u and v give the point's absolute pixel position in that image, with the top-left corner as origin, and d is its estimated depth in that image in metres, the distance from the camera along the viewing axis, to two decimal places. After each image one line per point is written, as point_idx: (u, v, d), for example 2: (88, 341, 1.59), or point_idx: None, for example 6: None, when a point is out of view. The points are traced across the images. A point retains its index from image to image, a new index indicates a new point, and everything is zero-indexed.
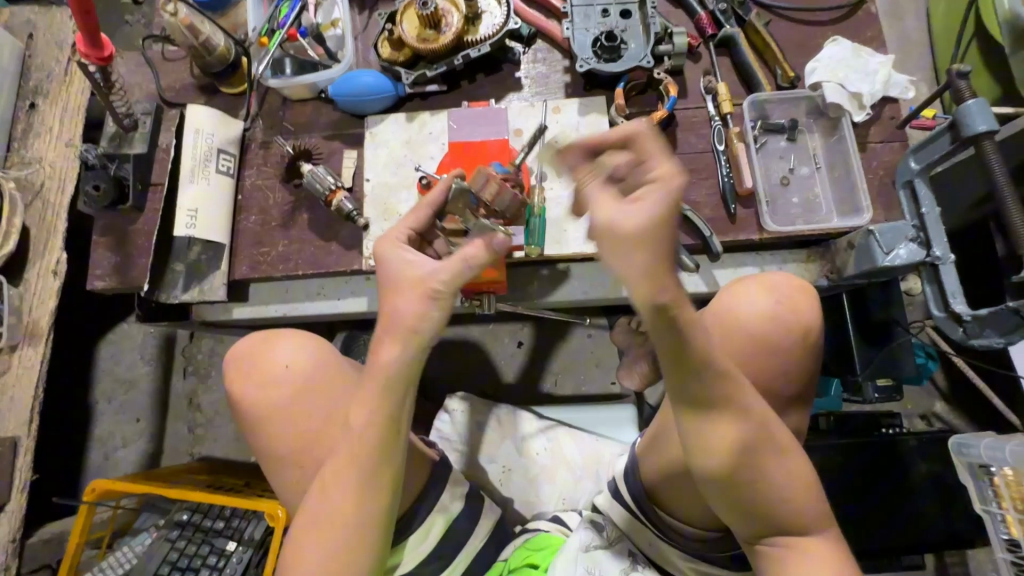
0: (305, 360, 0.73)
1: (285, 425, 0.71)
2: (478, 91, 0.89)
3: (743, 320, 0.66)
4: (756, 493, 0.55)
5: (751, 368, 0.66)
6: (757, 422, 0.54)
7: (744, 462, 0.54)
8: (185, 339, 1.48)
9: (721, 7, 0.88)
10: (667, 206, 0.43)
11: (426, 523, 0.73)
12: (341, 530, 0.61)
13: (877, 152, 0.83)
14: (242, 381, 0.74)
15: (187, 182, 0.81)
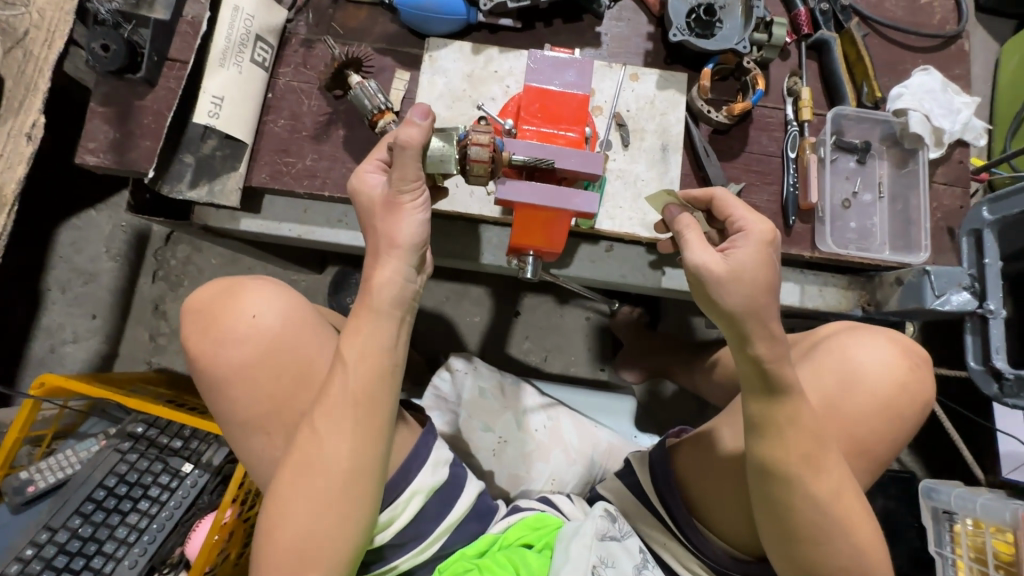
0: (268, 321, 0.64)
1: (247, 388, 0.63)
2: (554, 38, 0.82)
3: (864, 378, 0.64)
4: (813, 551, 0.58)
5: (875, 434, 0.64)
6: (831, 488, 0.57)
7: (815, 526, 0.57)
8: (159, 240, 1.36)
9: (822, 7, 0.83)
10: (766, 263, 0.56)
11: (404, 499, 0.69)
12: (326, 477, 0.56)
13: (939, 194, 0.81)
14: (199, 337, 0.64)
15: (216, 65, 0.71)
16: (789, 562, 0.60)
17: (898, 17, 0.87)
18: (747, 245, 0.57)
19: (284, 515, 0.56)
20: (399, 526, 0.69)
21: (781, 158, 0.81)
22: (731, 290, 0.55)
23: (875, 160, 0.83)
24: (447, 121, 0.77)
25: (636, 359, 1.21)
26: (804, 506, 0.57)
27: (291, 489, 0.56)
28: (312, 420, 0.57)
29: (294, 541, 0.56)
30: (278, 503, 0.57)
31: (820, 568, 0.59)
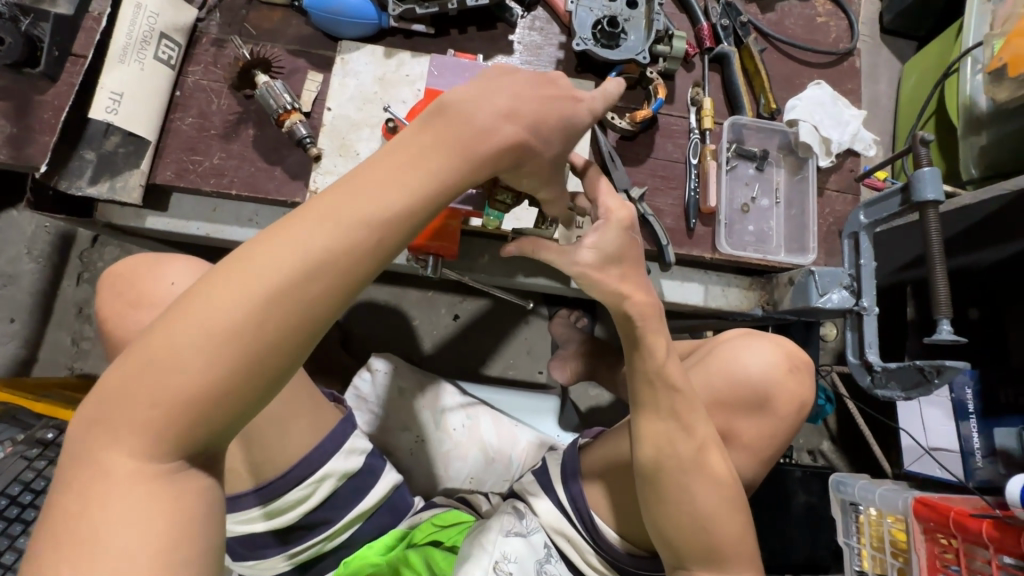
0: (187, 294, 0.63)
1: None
2: (467, 45, 0.84)
3: (743, 380, 0.64)
4: (683, 520, 0.59)
5: (759, 423, 0.65)
6: (693, 445, 0.59)
7: (676, 482, 0.59)
8: (86, 242, 1.32)
9: (723, 23, 0.88)
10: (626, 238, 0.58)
11: (316, 478, 0.69)
12: (194, 360, 0.36)
13: (832, 200, 0.86)
14: (119, 303, 0.64)
15: (115, 61, 0.70)
16: (660, 529, 0.60)
17: (796, 34, 0.92)
18: (608, 230, 0.57)
19: (108, 449, 0.37)
20: (311, 507, 0.70)
21: (685, 164, 0.85)
22: (607, 279, 0.58)
23: (773, 168, 0.88)
24: (357, 123, 0.78)
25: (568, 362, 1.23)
26: (667, 474, 0.59)
27: (127, 418, 0.37)
28: (198, 349, 0.36)
29: (109, 499, 0.36)
30: (107, 429, 0.37)
31: (687, 535, 0.59)
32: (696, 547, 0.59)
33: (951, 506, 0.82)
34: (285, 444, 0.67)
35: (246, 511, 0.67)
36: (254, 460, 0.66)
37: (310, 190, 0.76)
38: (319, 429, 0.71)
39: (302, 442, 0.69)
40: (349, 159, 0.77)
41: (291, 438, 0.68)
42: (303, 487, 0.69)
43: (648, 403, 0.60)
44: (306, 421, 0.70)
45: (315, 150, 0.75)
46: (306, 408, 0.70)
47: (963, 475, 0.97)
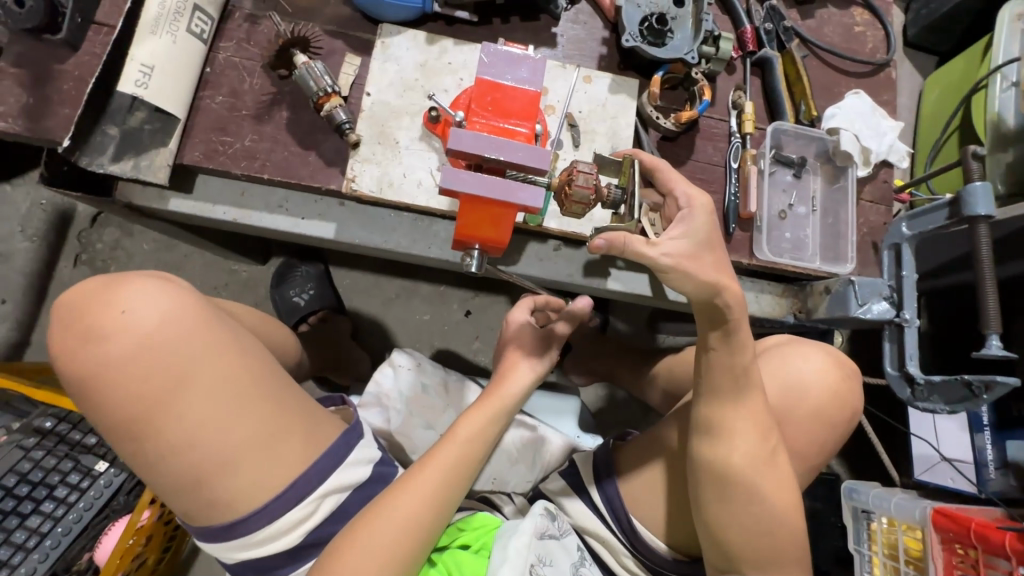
0: (146, 319, 0.59)
1: (116, 388, 0.58)
2: (509, 35, 0.82)
3: (798, 384, 0.63)
4: (750, 523, 0.58)
5: (819, 435, 0.64)
6: (762, 446, 0.59)
7: (743, 483, 0.58)
8: (84, 222, 1.27)
9: (767, 27, 0.87)
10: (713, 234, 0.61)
11: (314, 498, 0.65)
12: (469, 444, 0.68)
13: (866, 211, 0.86)
14: (69, 340, 0.59)
15: (146, 32, 0.66)
16: (718, 529, 0.59)
17: (836, 42, 0.92)
18: (698, 216, 0.60)
19: (390, 530, 0.60)
20: (316, 522, 0.65)
21: (725, 168, 0.84)
22: (702, 268, 0.58)
23: (810, 176, 0.87)
24: (398, 111, 0.75)
25: (584, 362, 1.22)
26: (733, 474, 0.58)
27: (415, 492, 0.63)
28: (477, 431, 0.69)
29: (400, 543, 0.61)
30: (396, 508, 0.62)
31: (745, 537, 0.58)
32: (757, 549, 0.58)
33: (972, 518, 0.83)
34: (276, 464, 0.63)
35: (245, 536, 0.62)
36: (257, 476, 0.62)
37: (347, 178, 0.73)
38: (308, 447, 0.66)
39: (291, 463, 0.64)
40: (388, 147, 0.74)
41: (280, 458, 0.63)
42: (302, 508, 0.64)
43: (726, 401, 0.59)
44: (295, 437, 0.65)
45: (353, 136, 0.72)
46: (295, 422, 0.65)
47: (977, 486, 0.99)
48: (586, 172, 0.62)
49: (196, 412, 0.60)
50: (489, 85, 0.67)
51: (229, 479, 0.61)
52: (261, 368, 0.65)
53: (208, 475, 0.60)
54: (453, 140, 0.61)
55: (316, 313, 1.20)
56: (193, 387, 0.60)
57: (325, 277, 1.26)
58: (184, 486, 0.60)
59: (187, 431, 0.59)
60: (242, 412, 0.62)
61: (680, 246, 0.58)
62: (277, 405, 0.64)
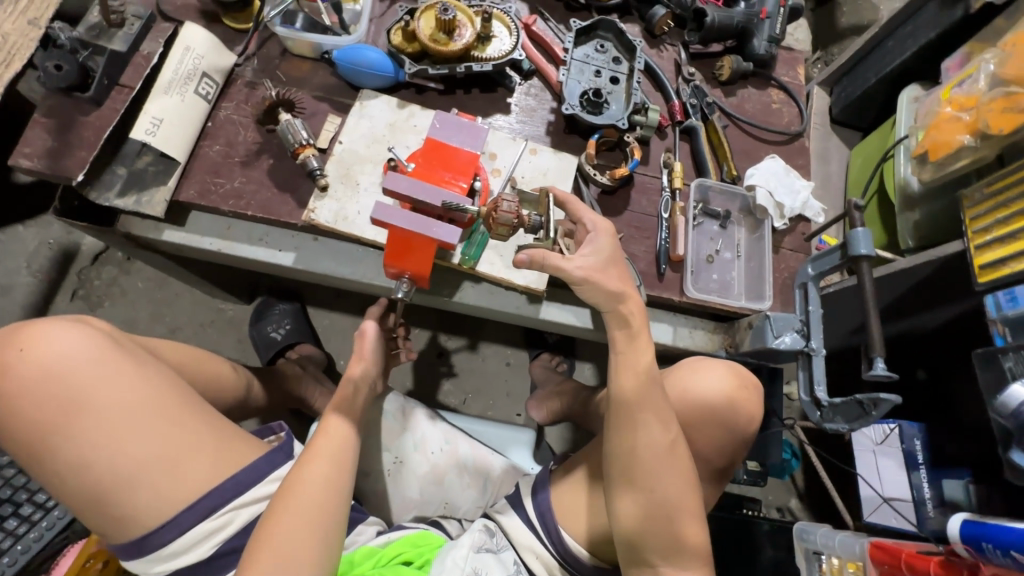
0: (45, 345, 0.59)
1: (17, 415, 0.58)
2: (470, 103, 0.96)
3: (701, 388, 0.72)
4: (656, 509, 0.65)
5: (724, 439, 0.73)
6: (667, 438, 0.66)
7: (647, 470, 0.65)
8: (87, 260, 1.38)
9: (692, 102, 1.02)
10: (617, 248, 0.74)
11: (233, 507, 0.63)
12: (330, 431, 0.69)
13: (786, 257, 0.97)
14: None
15: (161, 91, 0.79)
16: (626, 519, 0.65)
17: (754, 116, 1.07)
18: (603, 238, 0.74)
19: (288, 518, 0.61)
20: (232, 530, 0.63)
21: (657, 218, 0.95)
22: (609, 279, 0.71)
23: (735, 227, 0.99)
24: (363, 159, 0.87)
25: (545, 402, 1.28)
26: (637, 463, 0.66)
27: (306, 484, 0.63)
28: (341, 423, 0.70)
29: (300, 530, 0.61)
30: (290, 500, 0.62)
31: (653, 526, 0.65)
32: (659, 536, 0.65)
33: (903, 548, 0.86)
34: (180, 482, 0.61)
35: (158, 550, 0.60)
36: (166, 489, 0.60)
37: (307, 210, 0.84)
38: (221, 469, 0.63)
39: (198, 480, 0.62)
40: (349, 186, 0.85)
41: (185, 476, 0.61)
42: (213, 518, 0.62)
43: (632, 399, 0.68)
44: (204, 455, 0.63)
45: (321, 181, 0.84)
46: (201, 440, 0.63)
47: (917, 524, 1.03)
48: (509, 203, 0.73)
49: (92, 436, 0.58)
50: (432, 143, 0.79)
51: (131, 497, 0.59)
52: (168, 389, 0.63)
53: (109, 496, 0.59)
54: (390, 181, 0.71)
55: (293, 347, 1.27)
56: (88, 412, 0.58)
57: (301, 314, 1.36)
58: (89, 502, 0.59)
59: (83, 453, 0.58)
60: (143, 434, 0.60)
61: (590, 261, 0.71)
62: (189, 422, 0.63)
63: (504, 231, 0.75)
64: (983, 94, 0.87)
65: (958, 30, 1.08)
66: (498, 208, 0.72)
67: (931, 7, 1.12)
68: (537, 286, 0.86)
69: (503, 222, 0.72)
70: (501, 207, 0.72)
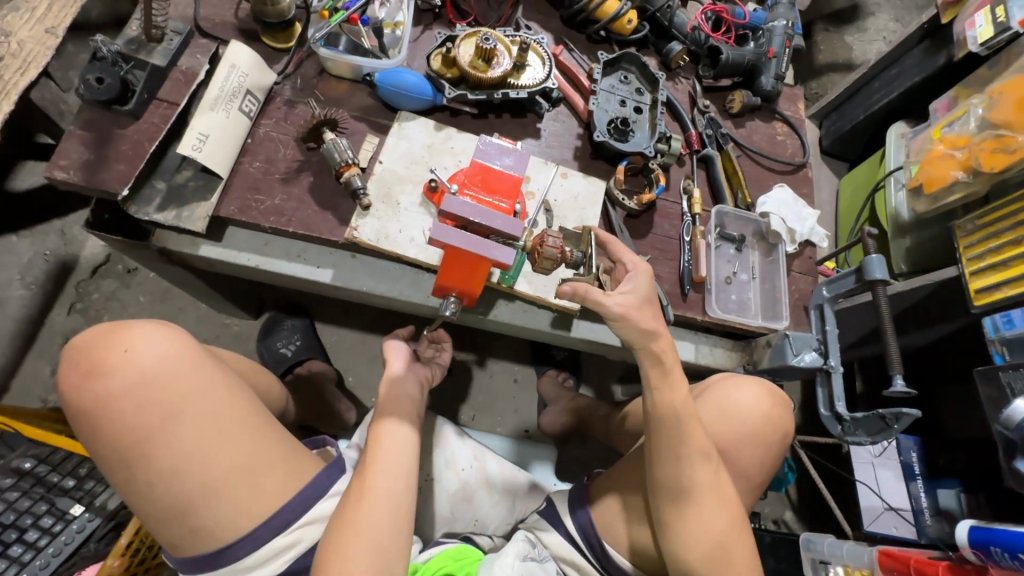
0: (146, 356, 0.65)
1: (114, 420, 0.63)
2: (502, 127, 1.00)
3: (734, 409, 0.77)
4: (703, 532, 0.68)
5: (758, 455, 0.77)
6: (708, 467, 0.69)
7: (692, 496, 0.69)
8: (85, 272, 1.33)
9: (708, 133, 1.09)
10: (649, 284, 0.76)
11: (304, 522, 0.69)
12: (390, 445, 0.72)
13: (797, 280, 1.04)
14: (75, 377, 0.65)
15: (207, 108, 0.80)
16: (675, 543, 0.69)
17: (762, 147, 1.15)
18: (639, 277, 0.75)
19: (368, 532, 0.64)
20: (300, 550, 0.68)
21: (680, 241, 1.00)
22: (643, 317, 0.72)
23: (750, 250, 1.05)
24: (403, 179, 0.89)
25: (557, 418, 1.30)
26: (683, 494, 0.69)
27: (378, 499, 0.67)
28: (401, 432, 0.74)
29: (380, 539, 0.65)
30: (367, 516, 0.65)
31: (702, 548, 0.68)
32: (707, 561, 0.68)
33: (911, 556, 0.91)
34: (257, 496, 0.67)
35: (231, 563, 0.66)
36: (233, 509, 0.65)
37: (350, 229, 0.85)
38: (290, 483, 0.70)
39: (272, 494, 0.68)
40: (390, 207, 0.87)
41: (263, 490, 0.67)
42: (285, 535, 0.67)
43: (673, 435, 0.69)
44: (278, 470, 0.69)
45: (365, 200, 0.85)
46: (276, 456, 0.70)
47: (917, 531, 1.08)
48: (554, 239, 0.76)
49: (185, 444, 0.64)
50: (478, 168, 0.81)
51: (214, 507, 0.65)
52: (248, 405, 0.70)
53: (193, 506, 0.64)
54: (446, 204, 0.73)
55: (304, 362, 1.26)
56: (183, 421, 0.65)
57: (311, 330, 1.34)
58: (173, 512, 0.64)
59: (175, 461, 0.64)
60: (229, 446, 0.66)
61: (628, 299, 0.72)
62: (267, 437, 0.70)
63: (547, 264, 0.77)
64: (974, 135, 0.96)
65: (941, 75, 1.18)
66: (544, 243, 0.76)
67: (916, 53, 1.22)
68: (569, 308, 0.90)
69: (547, 256, 0.76)
70: (547, 243, 0.75)
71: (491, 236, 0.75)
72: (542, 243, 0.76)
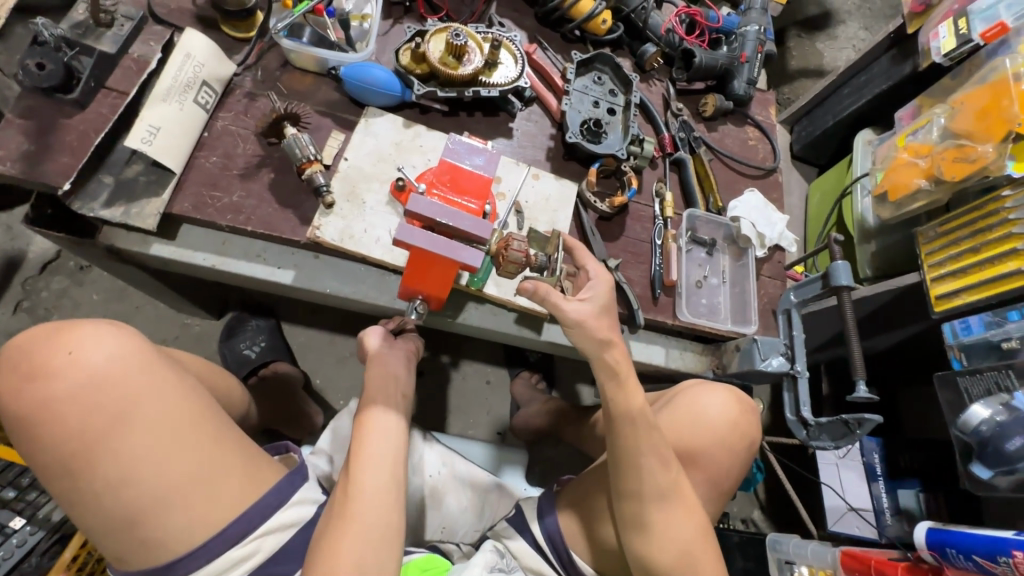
0: (93, 358, 0.61)
1: (56, 425, 0.59)
2: (473, 126, 0.98)
3: (704, 416, 0.76)
4: (671, 544, 0.68)
5: (728, 460, 0.77)
6: (671, 478, 0.69)
7: (659, 508, 0.68)
8: (34, 269, 1.26)
9: (681, 136, 1.08)
10: (608, 291, 0.75)
11: (257, 535, 0.65)
12: (382, 435, 0.69)
13: (766, 284, 1.05)
14: (14, 379, 0.61)
15: (159, 99, 0.76)
16: (642, 557, 0.68)
17: (734, 151, 1.15)
18: (598, 284, 0.74)
19: (363, 527, 0.61)
20: (258, 561, 0.66)
21: (651, 244, 1.00)
22: (599, 326, 0.71)
23: (720, 254, 1.05)
24: (369, 179, 0.86)
25: (529, 420, 1.29)
26: (648, 504, 0.68)
27: (372, 492, 0.64)
28: (394, 422, 0.71)
29: (377, 532, 0.62)
30: (362, 510, 0.62)
31: (669, 563, 0.68)
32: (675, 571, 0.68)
33: (871, 556, 0.93)
34: (211, 504, 0.63)
35: None
36: (184, 522, 0.62)
37: (312, 231, 0.82)
38: (248, 492, 0.66)
39: (228, 504, 0.64)
40: (355, 205, 0.84)
41: (218, 499, 0.64)
42: (241, 546, 0.64)
43: (636, 449, 0.68)
44: (236, 478, 0.66)
45: (328, 199, 0.82)
46: (232, 462, 0.66)
47: (878, 532, 1.10)
48: (520, 243, 0.75)
49: (135, 451, 0.60)
50: (444, 166, 0.78)
51: (164, 519, 0.61)
52: (207, 412, 0.67)
53: (141, 519, 0.60)
54: (412, 203, 0.70)
55: (269, 363, 1.21)
56: (132, 427, 0.61)
57: (276, 331, 1.29)
58: (118, 525, 0.60)
59: (122, 469, 0.59)
60: (183, 453, 0.63)
61: (585, 307, 0.71)
62: (226, 442, 0.67)
63: (511, 268, 0.76)
64: (936, 144, 0.99)
65: (907, 85, 1.21)
66: (509, 247, 0.74)
67: (883, 62, 1.25)
68: (538, 312, 0.89)
69: (512, 260, 0.74)
70: (513, 247, 0.74)
71: (456, 237, 0.73)
72: (509, 247, 0.74)
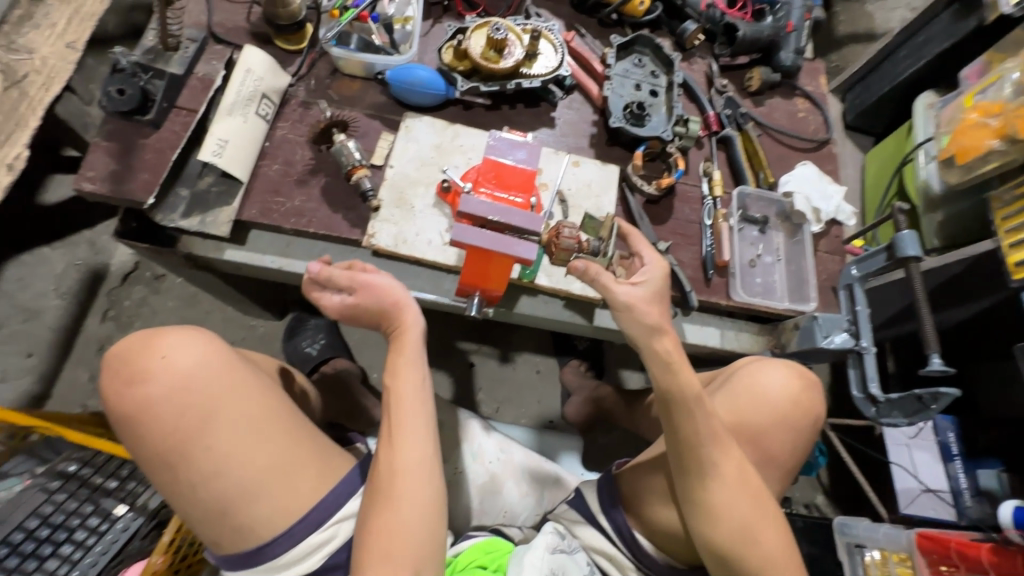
0: (180, 363, 0.67)
1: (154, 425, 0.65)
2: (516, 118, 0.99)
3: (764, 394, 0.76)
4: (737, 525, 0.67)
5: (790, 437, 0.76)
6: (732, 460, 0.68)
7: (722, 490, 0.68)
8: (116, 280, 1.37)
9: (727, 113, 1.06)
10: (661, 277, 0.76)
11: (334, 521, 0.69)
12: (415, 410, 0.69)
13: (824, 260, 1.01)
14: (115, 384, 0.67)
15: (225, 114, 0.81)
16: (708, 540, 0.68)
17: (783, 124, 1.11)
18: (652, 271, 0.75)
19: (409, 504, 0.64)
20: (336, 546, 0.69)
21: (700, 225, 0.98)
22: (650, 311, 0.72)
23: (773, 231, 1.03)
24: (417, 182, 0.89)
25: (581, 408, 1.29)
26: (707, 492, 0.68)
27: (413, 469, 0.66)
28: (421, 397, 0.71)
29: (424, 507, 0.65)
30: (403, 487, 0.65)
31: (735, 545, 0.67)
32: (741, 552, 0.67)
33: (951, 538, 0.94)
34: (291, 494, 0.67)
35: (271, 560, 0.67)
36: (269, 508, 0.66)
37: (367, 235, 0.86)
38: (324, 482, 0.70)
39: (306, 493, 0.68)
40: (405, 211, 0.88)
41: (297, 490, 0.68)
42: (321, 532, 0.68)
43: (693, 432, 0.68)
44: (311, 472, 0.69)
45: (375, 202, 0.87)
46: (306, 456, 0.70)
47: (957, 513, 1.07)
48: (571, 230, 0.76)
49: (223, 446, 0.65)
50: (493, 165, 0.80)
51: (251, 508, 0.66)
52: (281, 410, 0.71)
53: (232, 508, 0.66)
54: (463, 204, 0.72)
55: (330, 359, 1.28)
56: (219, 425, 0.66)
57: (335, 329, 1.35)
58: (212, 513, 0.66)
59: (214, 463, 0.65)
60: (263, 448, 0.67)
61: (636, 291, 0.72)
62: (301, 438, 0.71)
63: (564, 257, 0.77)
64: (1009, 101, 0.93)
65: (972, 40, 1.13)
66: (562, 237, 0.75)
67: (945, 18, 1.17)
68: (591, 297, 0.90)
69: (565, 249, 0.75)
70: (565, 236, 0.75)
71: (509, 231, 0.75)
72: (563, 237, 0.75)
